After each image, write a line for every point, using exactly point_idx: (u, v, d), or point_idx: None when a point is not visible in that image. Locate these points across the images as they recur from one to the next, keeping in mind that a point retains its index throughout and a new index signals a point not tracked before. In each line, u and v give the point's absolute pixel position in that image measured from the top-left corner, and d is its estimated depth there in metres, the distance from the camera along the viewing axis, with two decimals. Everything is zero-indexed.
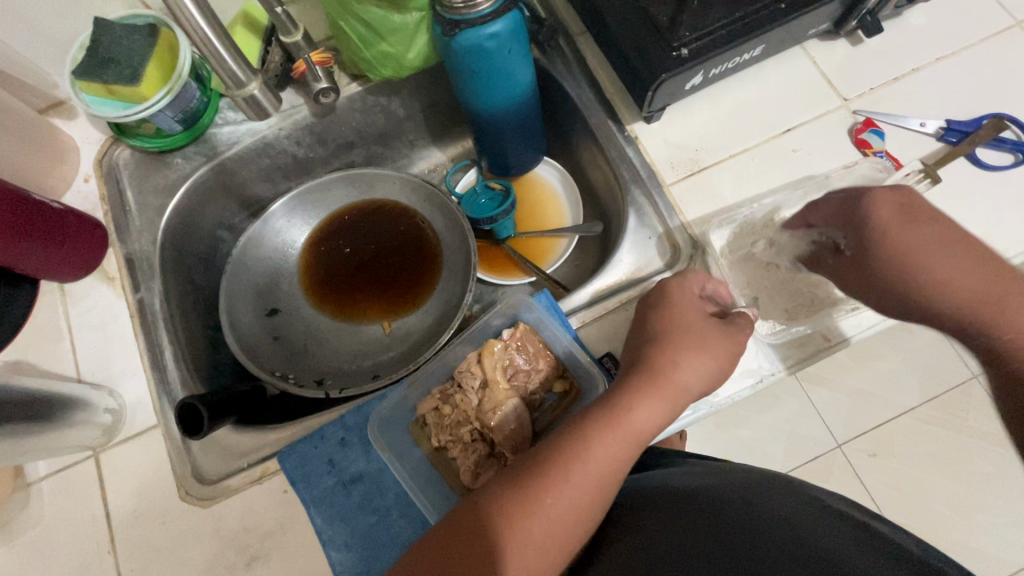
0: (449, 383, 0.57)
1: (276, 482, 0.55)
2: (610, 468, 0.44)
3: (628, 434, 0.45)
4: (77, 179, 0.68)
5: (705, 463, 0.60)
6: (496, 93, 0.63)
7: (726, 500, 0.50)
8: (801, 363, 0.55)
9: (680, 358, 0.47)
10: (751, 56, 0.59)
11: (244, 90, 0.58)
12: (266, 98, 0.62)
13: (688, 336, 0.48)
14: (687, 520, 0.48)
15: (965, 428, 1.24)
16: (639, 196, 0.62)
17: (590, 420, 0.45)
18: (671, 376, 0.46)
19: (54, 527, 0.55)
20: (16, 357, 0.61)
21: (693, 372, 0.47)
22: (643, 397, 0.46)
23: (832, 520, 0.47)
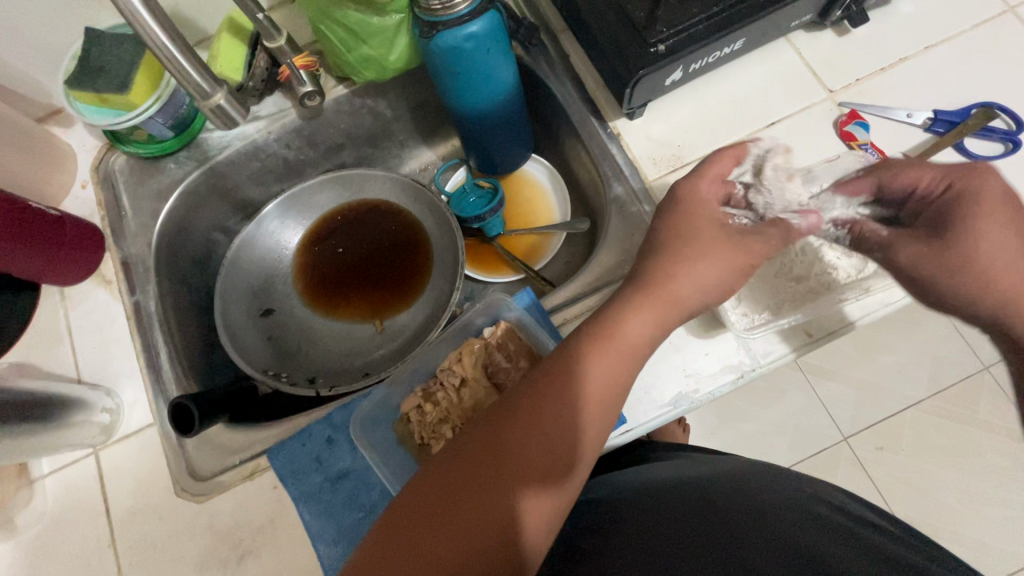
0: (431, 381, 0.58)
1: (267, 478, 0.57)
2: (605, 397, 0.44)
3: (624, 347, 0.45)
4: (75, 186, 0.70)
5: (689, 459, 0.61)
6: (479, 93, 0.63)
7: (681, 490, 0.52)
8: (803, 347, 0.55)
9: (683, 270, 0.45)
10: (731, 50, 0.59)
11: (211, 101, 0.54)
12: (235, 110, 0.57)
13: (700, 266, 0.45)
14: (638, 509, 0.51)
15: (974, 419, 1.21)
16: (622, 192, 0.62)
17: (585, 337, 0.45)
18: (669, 289, 0.45)
19: (60, 521, 0.58)
20: (19, 359, 0.63)
21: (690, 286, 0.45)
22: (638, 318, 0.45)
23: (780, 509, 0.49)
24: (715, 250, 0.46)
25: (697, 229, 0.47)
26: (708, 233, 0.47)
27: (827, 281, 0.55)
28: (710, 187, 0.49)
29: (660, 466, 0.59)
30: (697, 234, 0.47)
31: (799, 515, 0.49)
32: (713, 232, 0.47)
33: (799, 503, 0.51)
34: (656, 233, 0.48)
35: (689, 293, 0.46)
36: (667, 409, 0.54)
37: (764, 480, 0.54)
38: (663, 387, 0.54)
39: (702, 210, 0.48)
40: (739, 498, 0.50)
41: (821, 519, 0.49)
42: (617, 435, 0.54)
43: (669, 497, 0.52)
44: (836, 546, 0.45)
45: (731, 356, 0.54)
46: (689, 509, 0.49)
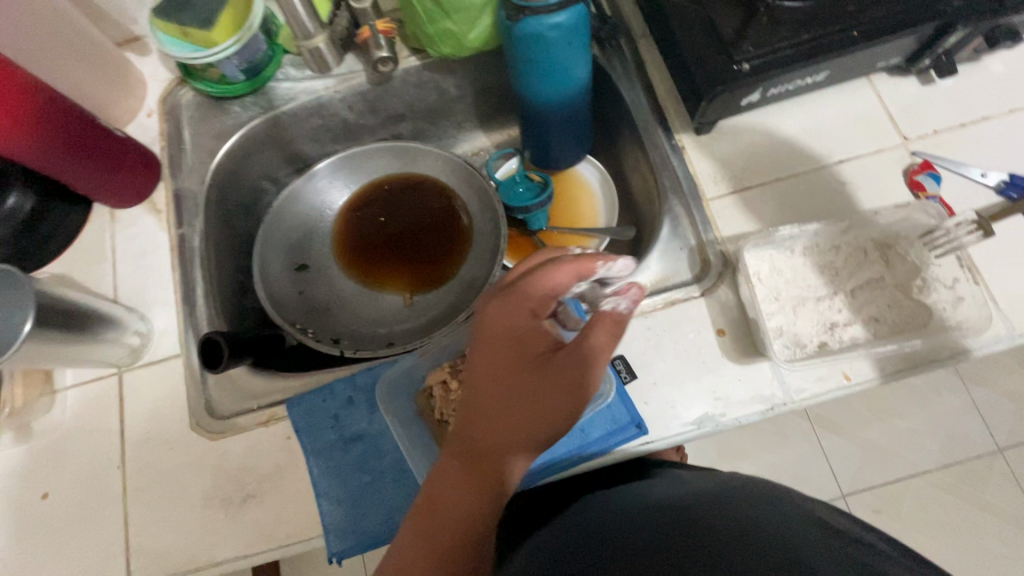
0: (459, 359, 0.59)
1: (282, 427, 0.57)
2: (540, 399, 0.44)
3: (519, 409, 0.44)
4: (140, 113, 0.71)
5: (692, 479, 0.59)
6: (550, 84, 0.63)
7: (668, 512, 0.51)
8: (881, 378, 0.53)
9: (522, 388, 0.44)
10: (812, 81, 0.58)
11: (310, 42, 0.65)
12: (329, 54, 0.68)
13: (535, 390, 0.44)
14: (633, 531, 0.49)
15: (980, 500, 1.18)
16: (676, 206, 0.62)
17: (489, 363, 0.45)
18: (531, 376, 0.44)
19: (75, 434, 0.59)
20: (62, 271, 0.65)
21: (542, 395, 0.44)
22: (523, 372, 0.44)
23: (762, 513, 0.47)
24: (530, 399, 0.44)
25: (520, 351, 0.45)
26: (526, 377, 0.44)
27: (873, 325, 0.53)
28: (515, 314, 0.45)
29: (653, 487, 0.58)
30: (517, 377, 0.44)
31: (777, 513, 0.47)
32: (530, 377, 0.44)
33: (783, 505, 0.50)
34: (481, 354, 0.46)
35: (527, 421, 0.44)
36: (691, 428, 0.53)
37: (747, 490, 0.53)
38: (689, 405, 0.54)
39: (515, 334, 0.45)
40: (713, 509, 0.49)
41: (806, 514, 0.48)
42: (636, 445, 0.54)
43: (641, 521, 0.50)
44: (812, 535, 0.43)
45: (764, 385, 0.54)
46: (661, 530, 0.48)
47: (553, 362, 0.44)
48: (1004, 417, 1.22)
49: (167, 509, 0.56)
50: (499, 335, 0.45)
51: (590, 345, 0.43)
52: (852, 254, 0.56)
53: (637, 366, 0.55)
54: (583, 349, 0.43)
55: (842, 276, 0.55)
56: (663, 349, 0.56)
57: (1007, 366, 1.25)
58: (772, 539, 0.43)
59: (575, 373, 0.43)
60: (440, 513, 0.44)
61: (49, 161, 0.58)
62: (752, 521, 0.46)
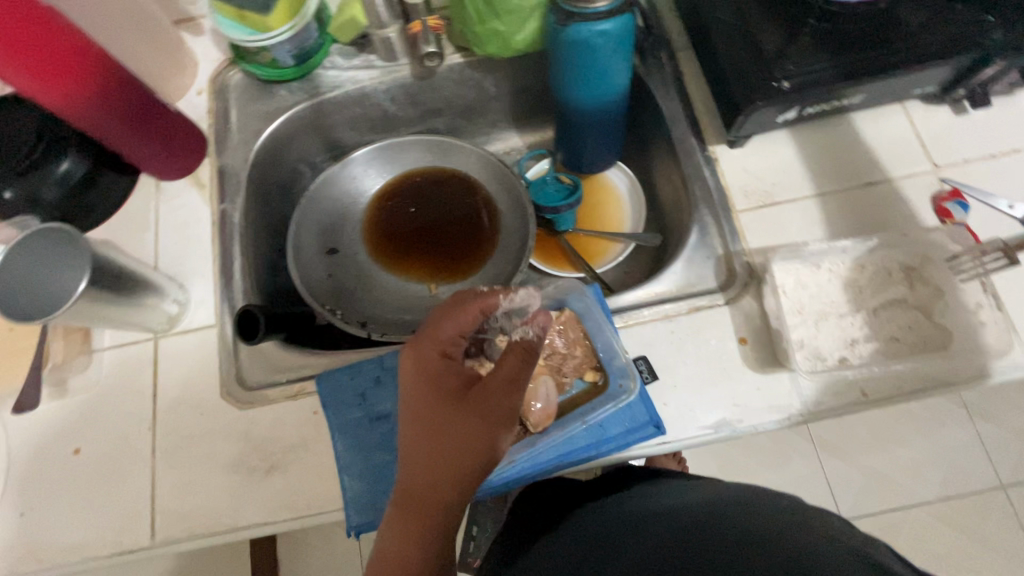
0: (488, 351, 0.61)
1: (309, 402, 0.59)
2: (459, 431, 0.46)
3: (443, 445, 0.46)
4: (190, 90, 0.74)
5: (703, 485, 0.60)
6: (590, 89, 0.65)
7: (671, 521, 0.52)
8: (897, 398, 0.54)
9: (442, 425, 0.46)
10: (848, 103, 0.60)
11: (385, 32, 0.68)
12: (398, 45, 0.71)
13: (452, 426, 0.46)
14: (637, 543, 0.51)
15: (978, 533, 1.18)
16: (706, 215, 0.63)
17: (414, 405, 0.48)
18: (450, 413, 0.46)
19: (109, 394, 0.61)
20: (106, 237, 0.67)
21: (461, 428, 0.46)
22: (440, 409, 0.47)
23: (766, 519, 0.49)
24: (451, 436, 0.46)
25: (435, 392, 0.48)
26: (447, 412, 0.47)
27: (894, 345, 0.55)
28: (429, 356, 0.49)
29: (662, 492, 0.59)
30: (441, 411, 0.47)
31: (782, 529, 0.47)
32: (451, 411, 0.47)
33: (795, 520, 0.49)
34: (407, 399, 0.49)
35: (456, 449, 0.45)
36: (708, 432, 0.55)
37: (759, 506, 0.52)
38: (708, 410, 0.55)
39: (429, 376, 0.48)
40: (714, 527, 0.49)
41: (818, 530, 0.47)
42: (652, 444, 0.55)
43: (643, 543, 0.50)
44: (812, 540, 0.44)
45: (783, 396, 0.55)
46: (658, 553, 0.48)
47: (469, 393, 0.47)
48: (1008, 453, 1.22)
49: (193, 473, 0.58)
50: (418, 377, 0.49)
51: (503, 374, 0.48)
52: (876, 274, 0.57)
53: (659, 368, 0.57)
54: (499, 378, 0.48)
55: (866, 295, 0.56)
56: (685, 353, 0.57)
57: (1015, 402, 1.25)
58: (772, 561, 0.42)
59: (491, 401, 0.47)
60: (392, 554, 0.46)
61: (105, 131, 0.60)
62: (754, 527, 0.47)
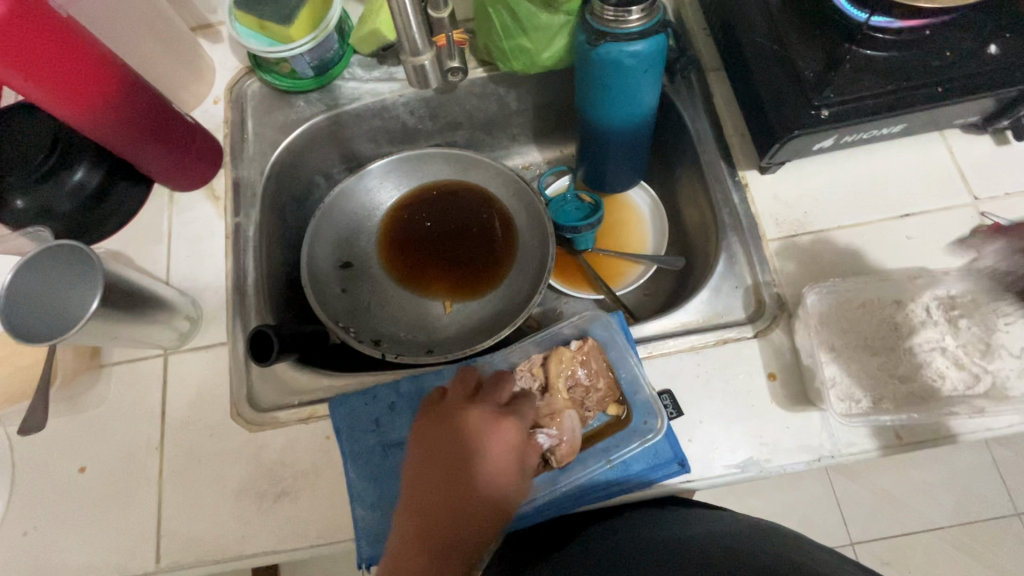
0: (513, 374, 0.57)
1: (322, 426, 0.57)
2: (461, 511, 0.47)
3: (445, 522, 0.46)
4: (207, 99, 0.72)
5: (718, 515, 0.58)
6: (619, 108, 0.63)
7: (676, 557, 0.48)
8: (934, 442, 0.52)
9: (447, 503, 0.47)
10: (887, 132, 0.57)
11: (417, 60, 0.57)
12: (432, 71, 0.60)
13: (456, 504, 0.47)
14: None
15: (993, 563, 1.15)
16: (735, 243, 0.61)
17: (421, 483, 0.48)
18: (457, 492, 0.48)
19: (116, 411, 0.60)
20: (118, 248, 0.66)
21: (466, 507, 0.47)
22: (449, 488, 0.48)
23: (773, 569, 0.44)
24: (454, 515, 0.47)
25: (445, 469, 0.49)
26: (454, 490, 0.48)
27: (934, 386, 0.52)
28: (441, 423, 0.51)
29: (681, 517, 0.56)
30: (448, 492, 0.48)
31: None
32: (458, 489, 0.48)
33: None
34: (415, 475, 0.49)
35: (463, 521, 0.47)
36: (735, 471, 0.53)
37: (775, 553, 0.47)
38: (735, 447, 0.53)
39: (439, 450, 0.49)
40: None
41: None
42: (676, 482, 0.53)
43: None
44: None
45: (813, 435, 0.53)
46: None
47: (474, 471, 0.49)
48: None
49: (201, 496, 0.56)
50: (427, 452, 0.50)
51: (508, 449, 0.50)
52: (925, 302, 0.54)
53: (684, 402, 0.55)
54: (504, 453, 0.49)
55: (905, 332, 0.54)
56: (711, 387, 0.55)
57: None
58: None
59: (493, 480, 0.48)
60: None
61: (121, 142, 0.59)
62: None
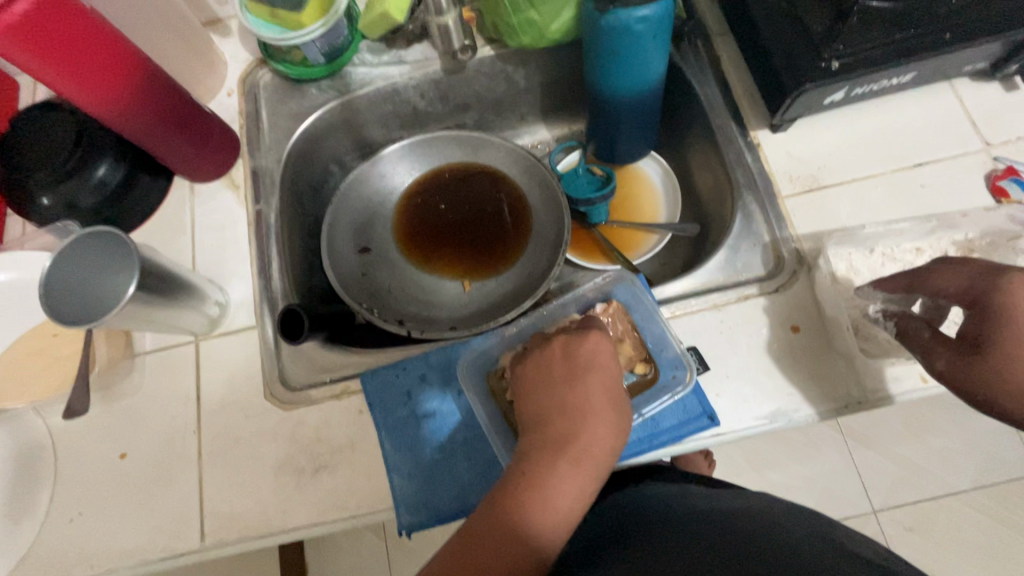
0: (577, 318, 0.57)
1: (354, 401, 0.59)
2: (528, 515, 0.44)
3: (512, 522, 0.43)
4: (221, 92, 0.73)
5: (741, 495, 0.59)
6: (628, 77, 0.64)
7: (709, 520, 0.51)
8: None
9: (518, 500, 0.44)
10: (897, 82, 0.58)
11: (443, 17, 0.64)
12: (456, 34, 0.66)
13: (527, 502, 0.44)
14: (673, 535, 0.49)
15: (1017, 523, 1.16)
16: (750, 202, 0.62)
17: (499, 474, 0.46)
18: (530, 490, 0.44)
19: (152, 397, 0.61)
20: (143, 241, 0.67)
21: (536, 506, 0.44)
22: (519, 484, 0.45)
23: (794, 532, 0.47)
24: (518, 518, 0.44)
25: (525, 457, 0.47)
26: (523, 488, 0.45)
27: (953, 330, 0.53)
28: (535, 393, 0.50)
29: (696, 494, 0.58)
30: (515, 496, 0.44)
31: (776, 545, 0.44)
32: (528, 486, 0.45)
33: (804, 539, 0.46)
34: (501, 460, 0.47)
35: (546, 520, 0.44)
36: (763, 422, 0.53)
37: (799, 520, 0.50)
38: (762, 400, 0.54)
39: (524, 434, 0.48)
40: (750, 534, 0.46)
41: (826, 548, 0.44)
42: (707, 437, 0.54)
43: (684, 537, 0.48)
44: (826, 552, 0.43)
45: (835, 385, 0.54)
46: (689, 551, 0.46)
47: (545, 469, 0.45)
48: None
49: (240, 475, 0.57)
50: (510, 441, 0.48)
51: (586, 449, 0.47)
52: (890, 296, 0.50)
53: (708, 357, 0.56)
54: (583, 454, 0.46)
55: None
56: (736, 343, 0.56)
57: None
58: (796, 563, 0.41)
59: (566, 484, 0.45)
60: None
61: (144, 133, 0.60)
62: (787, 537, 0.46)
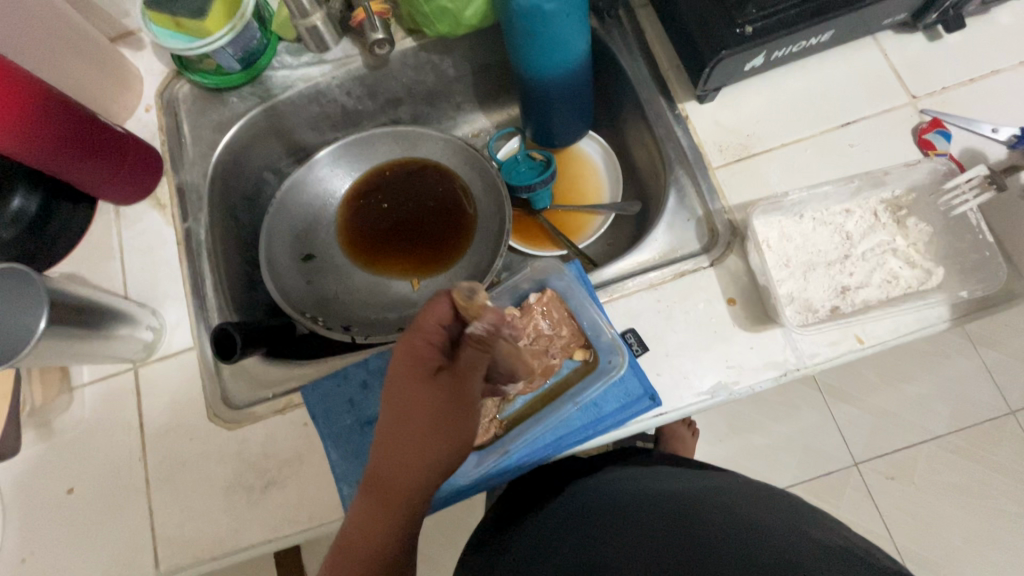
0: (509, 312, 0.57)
1: (298, 414, 0.58)
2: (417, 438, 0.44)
3: (408, 447, 0.44)
4: (139, 109, 0.71)
5: (702, 473, 0.60)
6: (550, 58, 0.62)
7: (673, 500, 0.52)
8: (889, 342, 0.53)
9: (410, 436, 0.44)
10: (817, 42, 0.57)
11: (308, 20, 0.64)
12: (327, 32, 0.67)
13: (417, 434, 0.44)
14: (637, 516, 0.50)
15: (993, 462, 1.18)
16: (682, 176, 0.61)
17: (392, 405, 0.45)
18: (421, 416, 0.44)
19: (95, 430, 0.60)
20: (72, 270, 0.65)
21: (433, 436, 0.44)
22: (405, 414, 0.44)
23: (753, 512, 0.48)
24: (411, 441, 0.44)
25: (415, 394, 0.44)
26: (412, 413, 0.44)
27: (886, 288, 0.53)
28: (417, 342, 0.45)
29: (649, 476, 0.59)
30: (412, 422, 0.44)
31: (758, 548, 0.42)
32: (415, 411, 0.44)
33: (776, 531, 0.44)
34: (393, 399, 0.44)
35: (410, 491, 0.44)
36: (705, 398, 0.53)
37: (756, 500, 0.51)
38: (703, 375, 0.54)
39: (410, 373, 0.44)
40: (711, 516, 0.48)
41: (786, 528, 0.45)
42: (650, 418, 0.54)
43: (648, 519, 0.50)
44: (783, 532, 0.44)
45: (774, 352, 0.53)
46: (650, 537, 0.47)
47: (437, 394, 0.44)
48: (1015, 378, 1.22)
49: (191, 499, 0.57)
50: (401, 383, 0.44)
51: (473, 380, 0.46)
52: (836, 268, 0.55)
53: (647, 337, 0.55)
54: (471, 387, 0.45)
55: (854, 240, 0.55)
56: (674, 321, 0.56)
57: (1018, 327, 1.24)
58: (755, 548, 0.42)
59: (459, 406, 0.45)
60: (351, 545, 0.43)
61: (51, 160, 0.58)
62: (745, 518, 0.47)
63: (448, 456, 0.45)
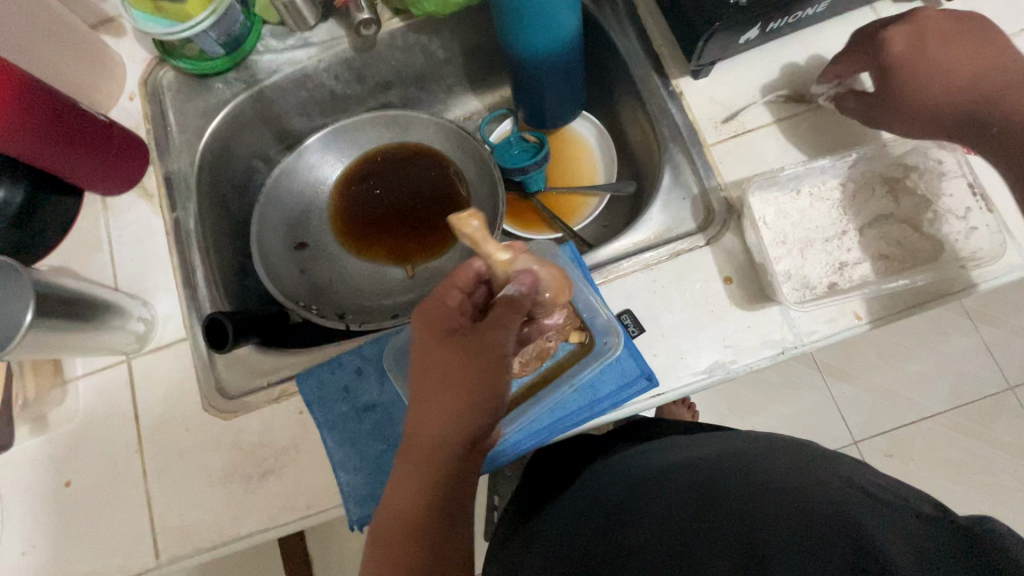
0: None
1: (293, 402, 0.58)
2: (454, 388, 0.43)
3: (447, 400, 0.43)
4: (122, 97, 0.70)
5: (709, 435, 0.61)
6: (540, 35, 0.60)
7: (686, 472, 0.52)
8: (891, 316, 0.52)
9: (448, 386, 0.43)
10: (813, 13, 0.56)
11: None
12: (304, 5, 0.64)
13: (457, 384, 0.43)
14: (654, 497, 0.51)
15: (992, 437, 1.19)
16: (677, 154, 0.60)
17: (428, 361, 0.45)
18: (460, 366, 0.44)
19: (91, 422, 0.59)
20: (61, 263, 0.64)
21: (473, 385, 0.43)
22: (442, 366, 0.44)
23: (771, 472, 0.48)
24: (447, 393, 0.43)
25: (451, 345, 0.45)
26: (448, 363, 0.44)
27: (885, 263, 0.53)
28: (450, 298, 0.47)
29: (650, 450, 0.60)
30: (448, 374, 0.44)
31: (788, 516, 0.42)
32: (451, 360, 0.44)
33: (795, 489, 0.45)
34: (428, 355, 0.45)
35: (450, 445, 0.43)
36: (702, 377, 0.53)
37: (768, 457, 0.51)
38: (700, 354, 0.53)
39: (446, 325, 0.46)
40: (728, 487, 0.48)
41: (805, 485, 0.46)
42: (647, 399, 0.53)
43: (666, 498, 0.50)
44: (806, 492, 0.45)
45: (772, 330, 0.53)
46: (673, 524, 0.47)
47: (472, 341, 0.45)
48: (1014, 354, 1.22)
49: (188, 489, 0.57)
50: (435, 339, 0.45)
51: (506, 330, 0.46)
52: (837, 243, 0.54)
53: (642, 317, 0.55)
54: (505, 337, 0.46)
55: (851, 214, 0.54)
56: (671, 301, 0.55)
57: (1017, 303, 1.24)
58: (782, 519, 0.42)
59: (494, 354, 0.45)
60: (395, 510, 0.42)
61: (34, 151, 0.56)
62: (763, 481, 0.47)
63: (488, 408, 0.44)
